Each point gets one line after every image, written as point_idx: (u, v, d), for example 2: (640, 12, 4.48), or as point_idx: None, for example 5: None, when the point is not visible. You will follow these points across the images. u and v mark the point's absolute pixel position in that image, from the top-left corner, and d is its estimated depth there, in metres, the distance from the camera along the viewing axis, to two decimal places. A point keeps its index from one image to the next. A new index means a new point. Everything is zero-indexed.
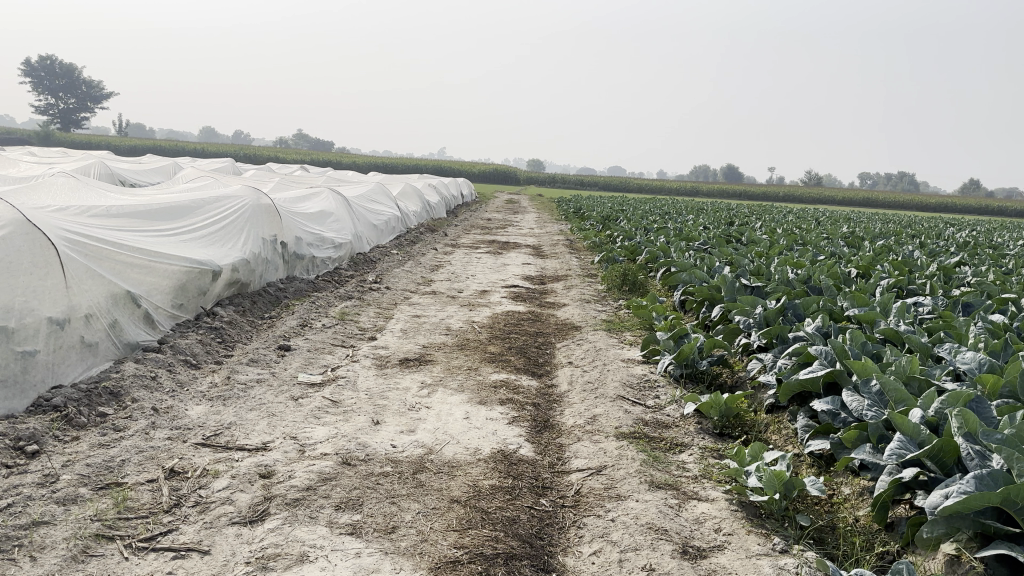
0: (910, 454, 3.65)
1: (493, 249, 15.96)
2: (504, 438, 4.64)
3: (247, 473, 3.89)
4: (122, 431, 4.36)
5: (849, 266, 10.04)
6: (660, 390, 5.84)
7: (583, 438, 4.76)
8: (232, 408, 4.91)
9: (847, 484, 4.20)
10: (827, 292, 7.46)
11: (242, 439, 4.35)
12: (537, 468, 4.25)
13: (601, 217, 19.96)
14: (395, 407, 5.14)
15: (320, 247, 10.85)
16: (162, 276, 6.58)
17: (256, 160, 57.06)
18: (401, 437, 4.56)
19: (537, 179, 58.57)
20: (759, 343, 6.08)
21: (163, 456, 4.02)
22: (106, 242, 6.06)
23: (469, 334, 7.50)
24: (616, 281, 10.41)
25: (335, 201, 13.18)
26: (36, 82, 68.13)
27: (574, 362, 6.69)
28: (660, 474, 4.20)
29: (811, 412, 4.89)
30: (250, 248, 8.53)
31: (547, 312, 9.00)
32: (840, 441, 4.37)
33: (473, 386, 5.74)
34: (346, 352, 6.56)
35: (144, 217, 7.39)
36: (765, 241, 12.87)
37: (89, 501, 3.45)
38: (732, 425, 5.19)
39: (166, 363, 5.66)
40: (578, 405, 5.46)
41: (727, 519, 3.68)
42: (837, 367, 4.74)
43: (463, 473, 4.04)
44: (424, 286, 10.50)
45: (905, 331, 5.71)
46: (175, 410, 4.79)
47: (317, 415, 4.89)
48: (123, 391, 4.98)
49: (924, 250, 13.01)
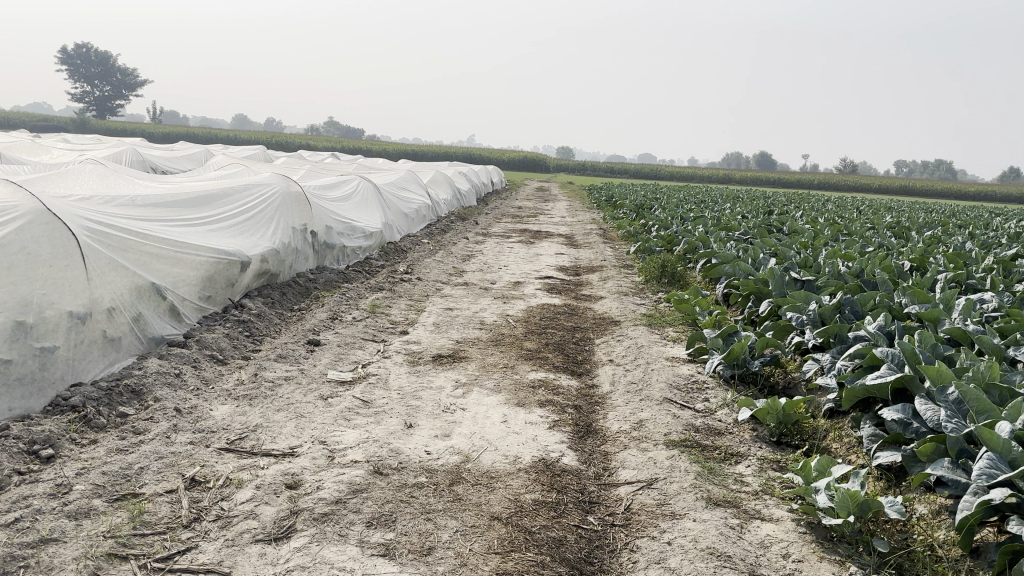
0: (1001, 474, 3.27)
1: (526, 238, 15.62)
2: (545, 446, 4.33)
3: (272, 483, 3.62)
4: (142, 434, 4.13)
5: (900, 258, 9.55)
6: (709, 393, 5.49)
7: (630, 446, 4.43)
8: (258, 409, 4.65)
9: (922, 502, 3.83)
10: (884, 286, 7.02)
11: (267, 444, 4.09)
12: (582, 479, 3.94)
13: (635, 206, 19.53)
14: (429, 408, 4.86)
15: (350, 237, 10.59)
16: (190, 267, 6.37)
17: (287, 148, 57.22)
18: (436, 443, 4.27)
19: (567, 166, 58.13)
20: (814, 342, 5.69)
21: (183, 464, 3.78)
22: (131, 233, 5.85)
23: (504, 329, 7.19)
24: (654, 272, 10.04)
25: (365, 189, 12.92)
26: (71, 70, 69.09)
27: (616, 360, 6.35)
28: (717, 489, 3.86)
29: (877, 419, 4.51)
30: (279, 237, 8.29)
31: (583, 306, 8.67)
32: (912, 453, 3.99)
33: (510, 386, 5.43)
34: (377, 347, 6.28)
35: (170, 207, 7.17)
36: (808, 231, 12.36)
37: (102, 515, 3.21)
38: (790, 432, 4.84)
39: (191, 358, 5.43)
40: (622, 408, 5.13)
41: (795, 543, 3.34)
42: (907, 373, 4.35)
43: (503, 485, 3.73)
44: (456, 277, 10.20)
45: (974, 331, 5.27)
46: (198, 411, 4.54)
47: (347, 417, 4.61)
48: (145, 389, 4.76)
49: (976, 241, 12.45)
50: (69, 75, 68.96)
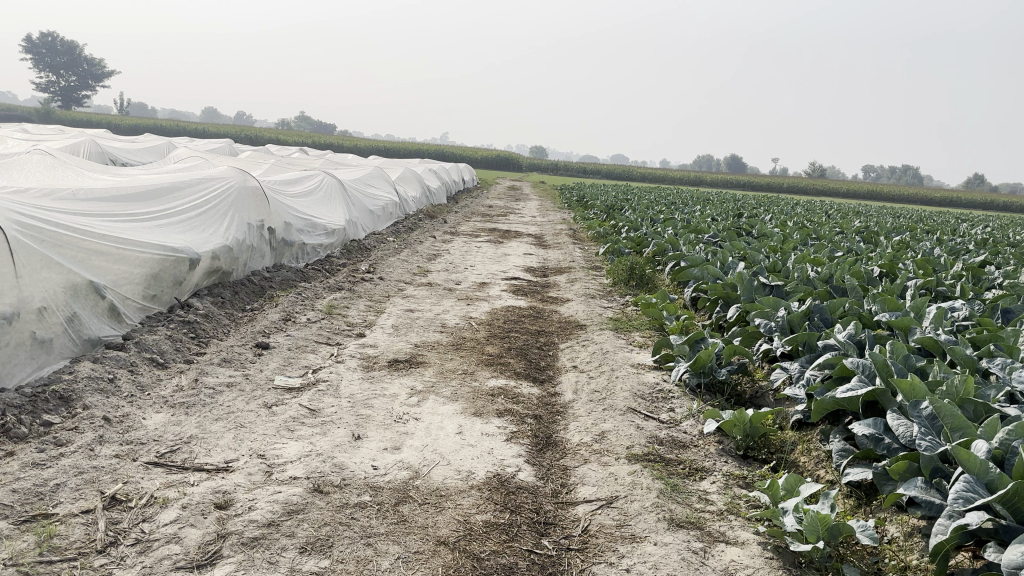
0: (979, 499, 3.09)
1: (494, 238, 15.36)
2: (501, 460, 4.08)
3: (201, 502, 3.34)
4: (64, 446, 3.81)
5: (869, 263, 9.46)
6: (675, 403, 5.28)
7: (591, 460, 4.20)
8: (195, 418, 4.35)
9: (894, 523, 3.66)
10: (853, 293, 6.87)
11: (201, 458, 3.80)
12: (538, 497, 3.70)
13: (606, 206, 19.36)
14: (380, 418, 4.58)
15: (311, 233, 10.26)
16: (133, 265, 6.04)
17: (255, 142, 56.33)
18: (384, 457, 4.01)
19: (539, 166, 57.98)
20: (783, 350, 5.52)
21: (105, 480, 3.47)
22: (68, 227, 5.51)
23: (465, 333, 6.94)
24: (623, 275, 9.85)
25: (330, 184, 12.58)
26: (35, 59, 67.46)
27: (580, 366, 6.13)
28: (680, 509, 3.64)
29: (847, 433, 4.34)
30: (233, 234, 7.94)
31: (550, 309, 8.44)
32: (884, 471, 3.82)
33: (467, 394, 5.18)
34: (330, 351, 5.99)
35: (116, 201, 6.83)
36: (778, 235, 12.26)
37: (6, 540, 2.91)
38: (757, 446, 4.65)
39: (128, 362, 5.11)
40: (584, 418, 4.91)
41: (761, 570, 3.14)
42: (879, 386, 4.17)
43: (453, 505, 3.48)
44: (419, 277, 9.91)
45: (945, 341, 5.12)
46: (130, 421, 4.23)
47: (290, 428, 4.32)
48: (74, 396, 4.43)
49: (943, 247, 12.45)
50: (33, 63, 67.31)
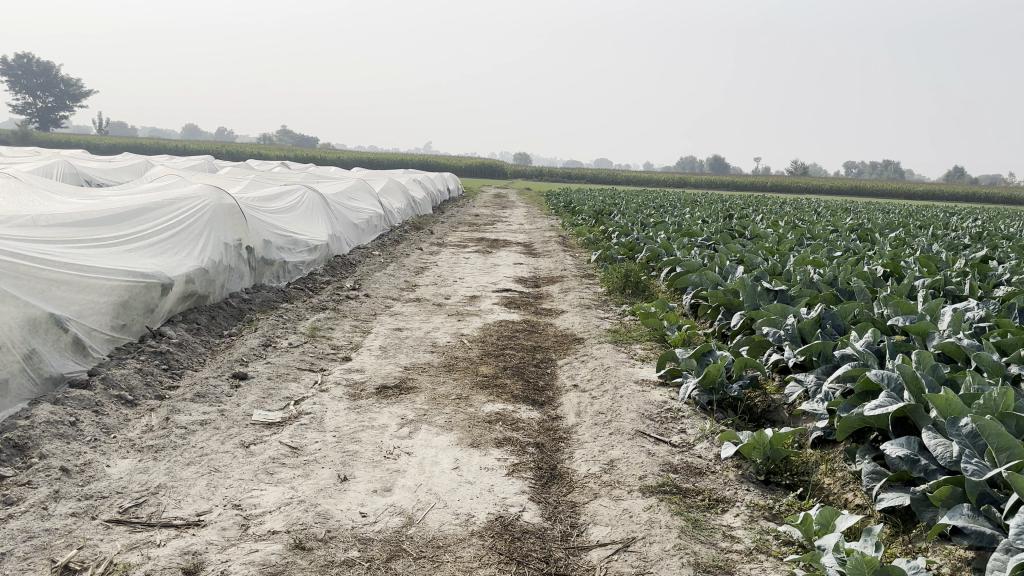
0: None
1: (483, 248, 14.98)
2: (502, 499, 3.71)
3: (167, 567, 2.95)
4: (14, 506, 3.40)
5: (871, 263, 9.14)
6: (685, 423, 4.93)
7: (601, 494, 3.85)
8: (164, 463, 3.95)
9: (938, 555, 3.32)
10: (862, 295, 6.54)
11: (169, 512, 3.41)
12: (546, 543, 3.32)
13: (594, 212, 19.05)
14: (368, 455, 4.20)
15: (292, 251, 9.85)
16: (99, 293, 5.62)
17: (237, 158, 55.76)
18: (374, 501, 3.63)
19: (524, 172, 57.75)
20: (795, 360, 5.18)
21: (58, 545, 3.08)
22: (23, 256, 5.11)
23: (457, 352, 6.56)
24: (618, 283, 9.52)
25: (311, 199, 12.18)
26: (12, 80, 66.57)
27: (581, 385, 5.76)
28: (704, 550, 3.28)
29: (876, 453, 3.98)
30: (208, 255, 7.53)
31: (544, 322, 8.08)
32: (924, 496, 3.47)
33: (462, 422, 4.80)
34: (314, 379, 5.60)
35: (79, 228, 6.42)
36: (773, 236, 11.95)
37: None
38: (779, 469, 4.29)
39: (93, 401, 4.70)
40: (590, 445, 4.55)
41: None
42: (910, 402, 3.81)
43: (452, 559, 3.10)
44: (407, 292, 9.51)
45: (969, 346, 4.77)
46: (91, 470, 3.83)
47: (269, 471, 3.93)
48: (30, 444, 4.02)
49: (941, 242, 12.18)
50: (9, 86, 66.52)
